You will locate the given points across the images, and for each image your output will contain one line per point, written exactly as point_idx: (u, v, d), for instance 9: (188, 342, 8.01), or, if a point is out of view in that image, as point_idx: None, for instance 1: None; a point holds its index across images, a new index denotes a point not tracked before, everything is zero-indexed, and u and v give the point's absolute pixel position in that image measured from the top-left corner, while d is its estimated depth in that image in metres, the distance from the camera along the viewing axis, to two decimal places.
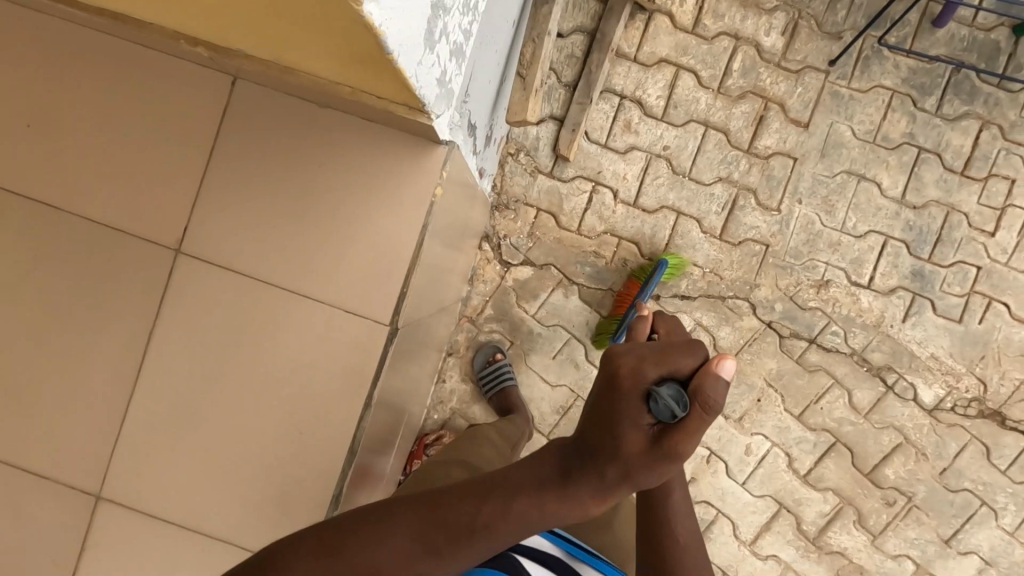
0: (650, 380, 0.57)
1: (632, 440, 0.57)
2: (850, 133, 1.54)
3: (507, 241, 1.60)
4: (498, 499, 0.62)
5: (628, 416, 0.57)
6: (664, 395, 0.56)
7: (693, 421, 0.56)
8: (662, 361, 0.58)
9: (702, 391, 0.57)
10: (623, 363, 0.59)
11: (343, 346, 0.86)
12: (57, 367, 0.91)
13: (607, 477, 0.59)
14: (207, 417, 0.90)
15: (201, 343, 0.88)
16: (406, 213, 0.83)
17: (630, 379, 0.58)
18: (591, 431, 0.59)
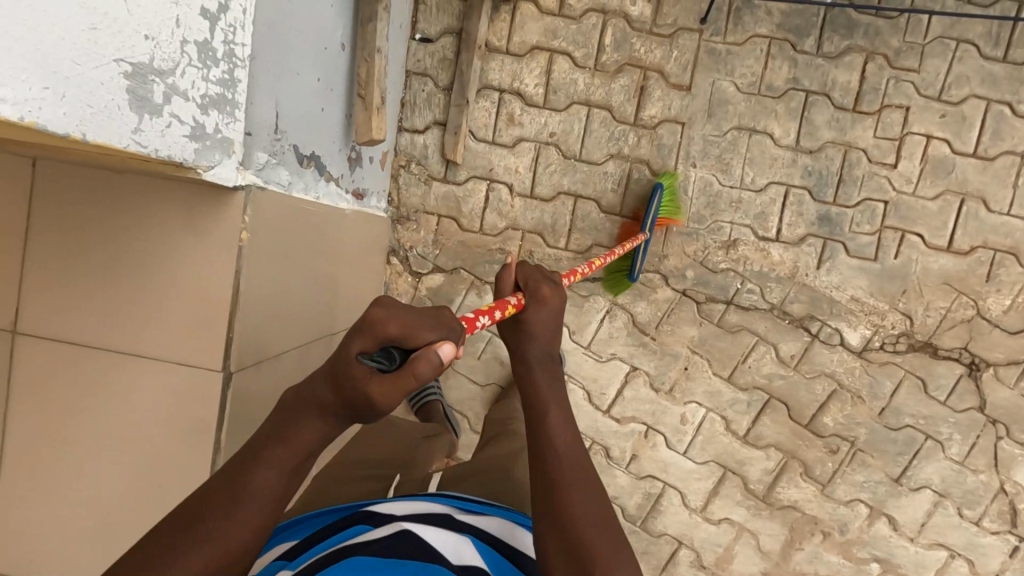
0: (378, 336, 0.56)
1: (345, 374, 0.56)
2: (733, 89, 1.52)
3: (414, 251, 1.62)
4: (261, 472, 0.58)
5: (353, 356, 0.56)
6: (388, 351, 0.57)
7: (396, 381, 0.55)
8: (402, 321, 0.57)
9: (421, 365, 0.55)
10: (368, 314, 0.57)
11: (183, 399, 0.86)
12: None
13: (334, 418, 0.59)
14: (71, 487, 0.88)
15: (49, 417, 0.87)
16: (218, 261, 0.84)
17: (366, 327, 0.57)
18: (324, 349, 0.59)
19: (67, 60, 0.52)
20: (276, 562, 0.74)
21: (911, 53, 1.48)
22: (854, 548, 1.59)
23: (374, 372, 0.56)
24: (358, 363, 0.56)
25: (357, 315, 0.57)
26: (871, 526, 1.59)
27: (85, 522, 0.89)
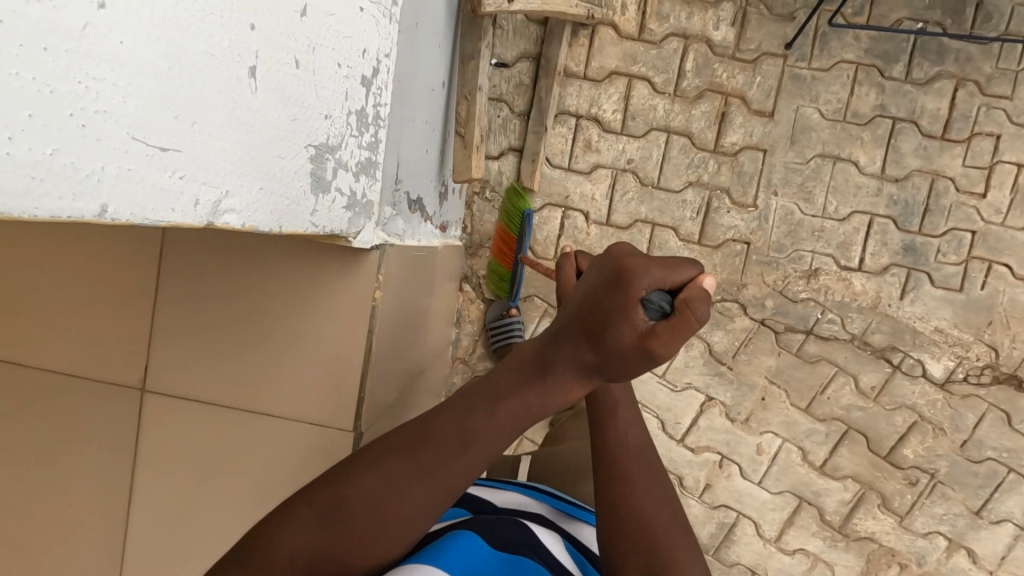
0: (651, 287, 0.62)
1: (631, 331, 0.62)
2: (817, 116, 1.49)
3: (486, 279, 1.61)
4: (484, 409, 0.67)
5: (632, 313, 0.62)
6: (659, 301, 0.62)
7: (684, 325, 0.60)
8: (665, 271, 0.63)
9: (698, 298, 0.61)
10: (632, 268, 0.63)
11: (313, 458, 0.85)
12: (44, 515, 0.91)
13: (585, 367, 0.66)
14: (199, 544, 0.88)
15: (178, 475, 0.87)
16: (351, 320, 0.83)
17: (637, 280, 0.62)
18: (592, 312, 0.64)
19: (275, 157, 0.52)
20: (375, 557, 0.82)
21: (1004, 80, 1.44)
22: None
23: (653, 320, 0.62)
24: (639, 313, 0.62)
25: (626, 267, 0.63)
26: (949, 559, 1.57)
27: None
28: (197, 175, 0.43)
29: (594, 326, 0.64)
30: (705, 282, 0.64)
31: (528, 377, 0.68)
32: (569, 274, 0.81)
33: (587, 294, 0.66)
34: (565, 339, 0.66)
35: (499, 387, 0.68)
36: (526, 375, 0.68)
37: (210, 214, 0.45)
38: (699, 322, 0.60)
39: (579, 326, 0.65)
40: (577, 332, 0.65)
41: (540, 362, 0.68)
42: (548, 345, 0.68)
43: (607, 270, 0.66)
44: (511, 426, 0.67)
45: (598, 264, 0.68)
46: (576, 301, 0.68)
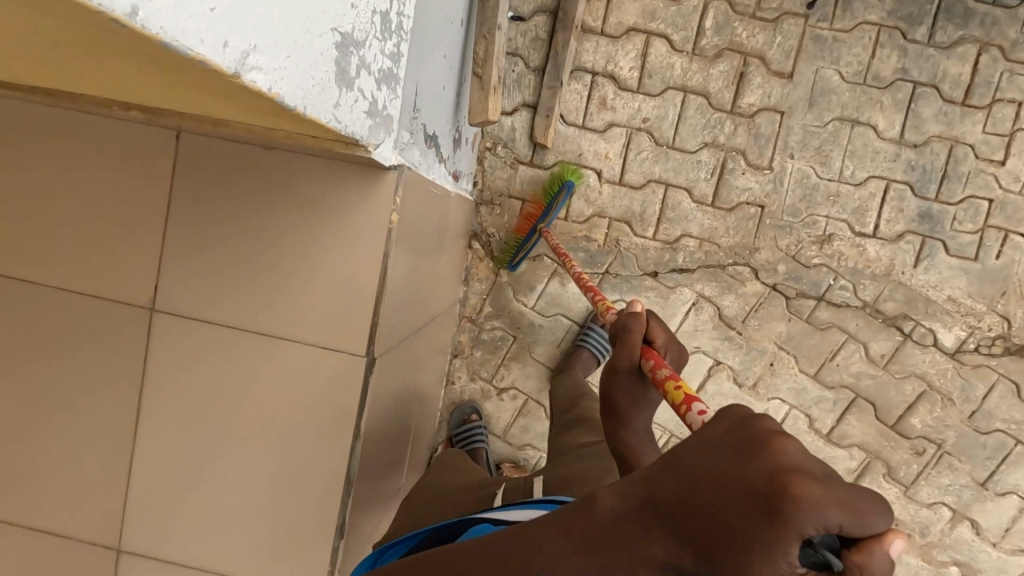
0: (817, 530, 0.44)
1: (770, 567, 0.46)
2: (837, 78, 1.47)
3: (496, 237, 1.59)
4: (525, 562, 0.58)
5: (785, 555, 0.44)
6: (821, 545, 0.46)
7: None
8: (847, 505, 0.45)
9: (873, 568, 0.46)
10: (780, 462, 0.47)
11: (325, 382, 0.84)
12: (48, 438, 0.88)
13: (669, 562, 0.52)
14: (208, 466, 0.87)
15: (188, 399, 0.86)
16: (367, 243, 0.81)
17: (805, 520, 0.44)
18: (699, 484, 0.50)
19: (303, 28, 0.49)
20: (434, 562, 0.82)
21: None
22: (934, 550, 1.58)
23: (806, 569, 0.46)
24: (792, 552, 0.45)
25: (770, 461, 0.47)
26: (953, 530, 1.57)
27: (221, 502, 0.87)
28: (227, 16, 0.38)
29: (701, 516, 0.49)
30: (889, 538, 0.48)
31: (593, 547, 0.55)
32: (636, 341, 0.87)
33: (703, 465, 0.51)
34: (655, 510, 0.52)
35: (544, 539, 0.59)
36: (595, 540, 0.55)
37: (238, 64, 0.42)
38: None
39: (681, 500, 0.51)
40: (668, 513, 0.51)
41: (621, 522, 0.54)
42: (639, 505, 0.54)
43: (758, 463, 0.48)
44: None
45: (741, 423, 0.52)
46: (702, 466, 0.51)
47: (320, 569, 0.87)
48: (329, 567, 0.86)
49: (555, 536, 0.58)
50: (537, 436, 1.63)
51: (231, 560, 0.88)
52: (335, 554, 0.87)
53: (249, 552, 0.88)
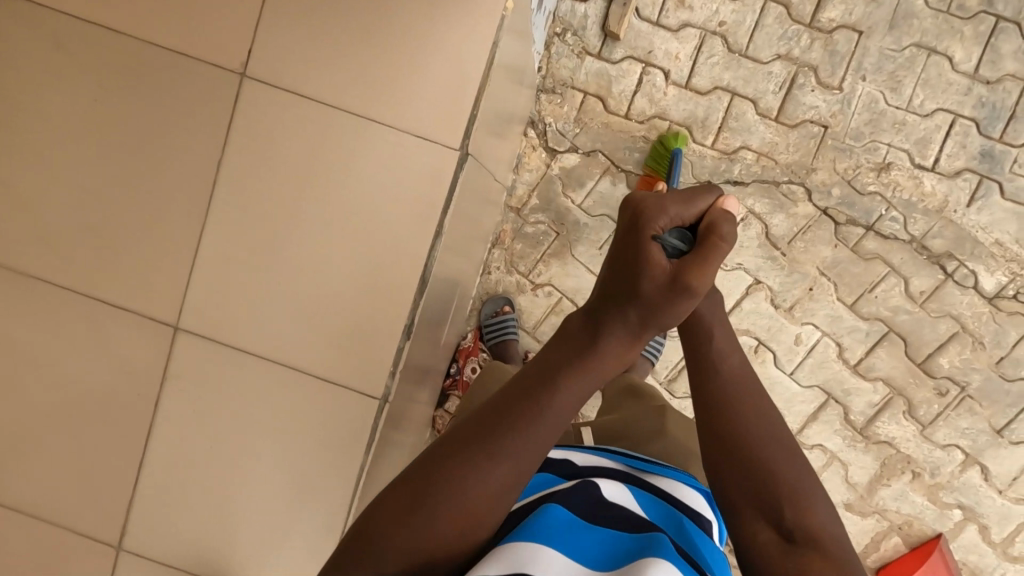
0: (661, 227, 0.69)
1: (659, 270, 0.66)
2: (921, 2, 1.44)
3: (553, 126, 1.56)
4: (546, 389, 0.66)
5: (651, 262, 0.66)
6: (676, 232, 0.71)
7: (712, 245, 0.67)
8: (682, 208, 0.71)
9: (718, 218, 0.71)
10: (656, 214, 0.70)
11: (412, 173, 0.81)
12: (119, 203, 0.85)
13: (631, 319, 0.67)
14: (278, 251, 0.84)
15: (266, 177, 0.83)
16: (477, 28, 0.78)
17: (653, 219, 0.69)
18: (614, 262, 0.70)
19: None
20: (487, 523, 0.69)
21: None
22: (941, 492, 1.60)
23: (672, 257, 0.70)
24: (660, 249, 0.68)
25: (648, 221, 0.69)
26: (963, 473, 1.59)
27: (288, 290, 0.85)
28: None
29: (624, 275, 0.68)
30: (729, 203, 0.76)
31: (584, 346, 0.68)
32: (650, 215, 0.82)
33: (611, 256, 0.71)
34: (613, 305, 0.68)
35: (550, 367, 0.67)
36: (581, 341, 0.68)
37: None
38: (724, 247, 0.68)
39: (613, 280, 0.69)
40: (618, 296, 0.68)
41: (590, 325, 0.69)
42: (596, 304, 0.70)
43: (630, 223, 0.70)
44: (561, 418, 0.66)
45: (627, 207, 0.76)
46: (609, 253, 0.72)
47: (381, 369, 0.85)
48: (391, 366, 0.85)
49: (545, 369, 0.67)
50: None
51: (291, 350, 0.86)
52: (399, 355, 0.85)
53: (309, 345, 0.86)
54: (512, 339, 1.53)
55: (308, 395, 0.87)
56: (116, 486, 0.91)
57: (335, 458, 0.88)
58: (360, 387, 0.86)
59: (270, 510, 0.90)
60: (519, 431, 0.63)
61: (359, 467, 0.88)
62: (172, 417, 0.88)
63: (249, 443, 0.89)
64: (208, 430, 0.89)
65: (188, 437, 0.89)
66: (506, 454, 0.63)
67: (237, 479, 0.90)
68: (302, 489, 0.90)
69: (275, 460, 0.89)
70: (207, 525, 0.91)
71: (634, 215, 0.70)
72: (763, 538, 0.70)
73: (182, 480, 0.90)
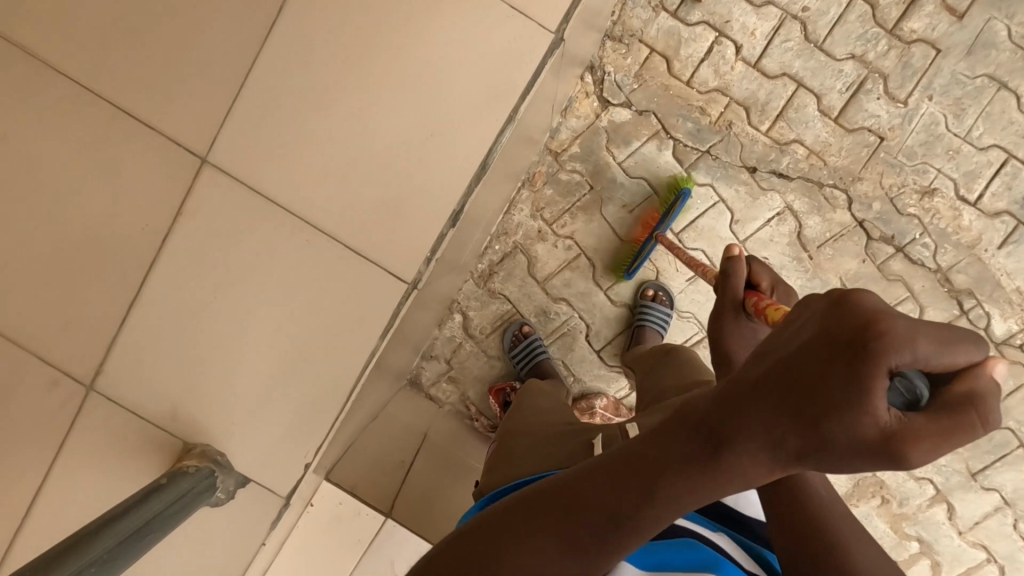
0: (900, 367, 0.43)
1: (871, 428, 0.43)
2: (1005, 34, 1.42)
3: (611, 76, 1.49)
4: (639, 485, 0.58)
5: (878, 400, 0.43)
6: (907, 379, 0.45)
7: (959, 420, 0.44)
8: (938, 343, 0.43)
9: (982, 396, 0.44)
10: (891, 335, 0.42)
11: (496, 57, 0.90)
12: (179, 32, 0.89)
13: (785, 446, 0.49)
14: (349, 103, 0.90)
15: (352, 34, 0.89)
16: None
17: (895, 352, 0.42)
18: (796, 386, 0.47)
19: None
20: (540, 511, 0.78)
21: None
22: (904, 522, 1.62)
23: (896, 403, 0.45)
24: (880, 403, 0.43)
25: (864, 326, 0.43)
26: (929, 508, 1.61)
27: (348, 143, 0.91)
28: None
29: (814, 404, 0.46)
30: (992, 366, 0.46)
31: (701, 448, 0.54)
32: (739, 292, 0.70)
33: (783, 360, 0.48)
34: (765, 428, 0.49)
35: (657, 461, 0.58)
36: (696, 443, 0.55)
37: None
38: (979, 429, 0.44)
39: (784, 396, 0.48)
40: (776, 415, 0.48)
41: (715, 429, 0.53)
42: (725, 407, 0.53)
43: (841, 319, 0.45)
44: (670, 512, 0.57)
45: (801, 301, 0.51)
46: (777, 353, 0.49)
47: (420, 248, 0.94)
48: (430, 246, 0.94)
49: (640, 466, 0.59)
50: (576, 295, 1.58)
51: (330, 203, 0.92)
52: (440, 239, 0.94)
53: (352, 202, 0.92)
54: (548, 359, 1.53)
55: (333, 251, 0.93)
56: (121, 304, 0.93)
57: (348, 315, 0.95)
58: (393, 249, 0.93)
59: (269, 358, 0.95)
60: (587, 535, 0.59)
61: (371, 349, 0.96)
62: (186, 248, 0.92)
63: (260, 287, 0.93)
64: (224, 268, 0.93)
65: (202, 270, 0.92)
66: (587, 537, 0.59)
67: (241, 320, 0.94)
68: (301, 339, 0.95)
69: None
70: (197, 359, 0.95)
71: (848, 311, 0.45)
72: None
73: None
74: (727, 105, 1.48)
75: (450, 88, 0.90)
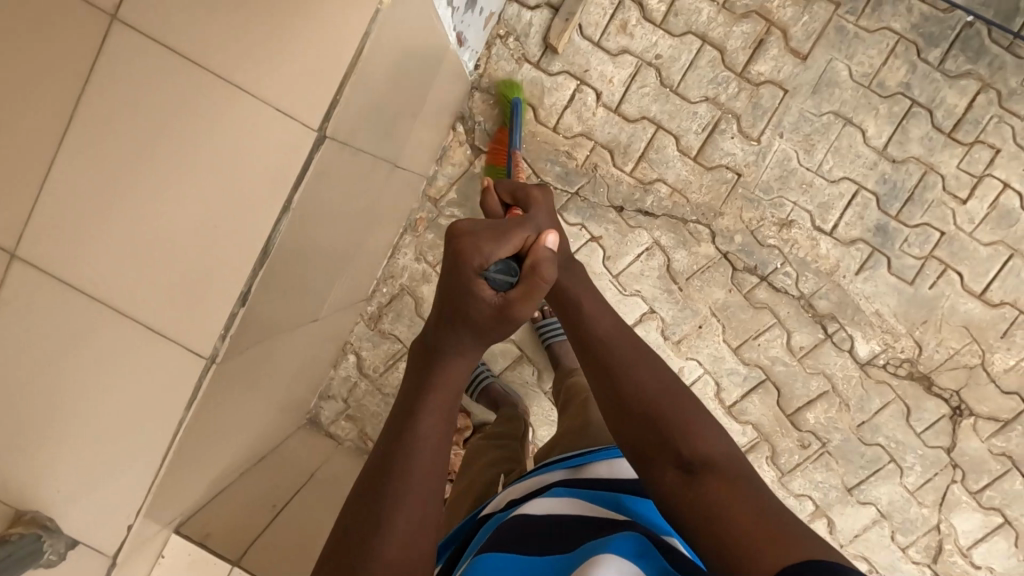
0: (482, 266, 0.70)
1: (491, 314, 0.70)
2: (846, 73, 1.50)
3: (481, 126, 1.58)
4: (419, 403, 0.72)
5: (477, 295, 0.69)
6: (501, 269, 0.71)
7: (534, 280, 0.70)
8: (496, 241, 0.72)
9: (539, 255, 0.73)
10: (465, 251, 0.71)
11: (272, 142, 0.83)
12: None
13: (477, 332, 0.71)
14: (134, 194, 0.86)
15: (130, 122, 0.84)
16: (350, 18, 0.79)
17: (474, 262, 0.70)
18: (455, 308, 0.71)
19: None
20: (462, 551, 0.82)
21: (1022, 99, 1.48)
22: None
23: (503, 287, 0.71)
24: (483, 294, 0.70)
25: (457, 260, 0.70)
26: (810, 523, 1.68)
27: (139, 235, 0.87)
28: None
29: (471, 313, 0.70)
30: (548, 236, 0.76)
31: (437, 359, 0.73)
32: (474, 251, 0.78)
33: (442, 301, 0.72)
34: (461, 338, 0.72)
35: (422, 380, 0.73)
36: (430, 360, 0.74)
37: None
38: (546, 282, 0.71)
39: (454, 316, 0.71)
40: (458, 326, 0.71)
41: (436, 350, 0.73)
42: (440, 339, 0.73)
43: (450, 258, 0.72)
44: (445, 408, 0.73)
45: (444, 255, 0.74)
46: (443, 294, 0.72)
47: (212, 330, 0.88)
48: (222, 329, 0.88)
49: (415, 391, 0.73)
50: None
51: (127, 297, 0.88)
52: (232, 320, 0.88)
53: (147, 295, 0.88)
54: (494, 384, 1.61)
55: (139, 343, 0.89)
56: None
57: (158, 408, 0.90)
58: (189, 341, 0.88)
59: (93, 449, 0.93)
60: (410, 463, 0.69)
61: (178, 421, 0.91)
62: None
63: (77, 381, 0.91)
64: (34, 361, 0.90)
65: (16, 364, 0.90)
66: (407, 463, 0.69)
67: (62, 413, 0.92)
68: (120, 430, 0.92)
69: (103, 397, 0.91)
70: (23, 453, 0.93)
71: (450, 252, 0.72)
72: (668, 480, 0.75)
73: (7, 402, 0.91)
74: (591, 148, 1.56)
75: (236, 174, 0.84)
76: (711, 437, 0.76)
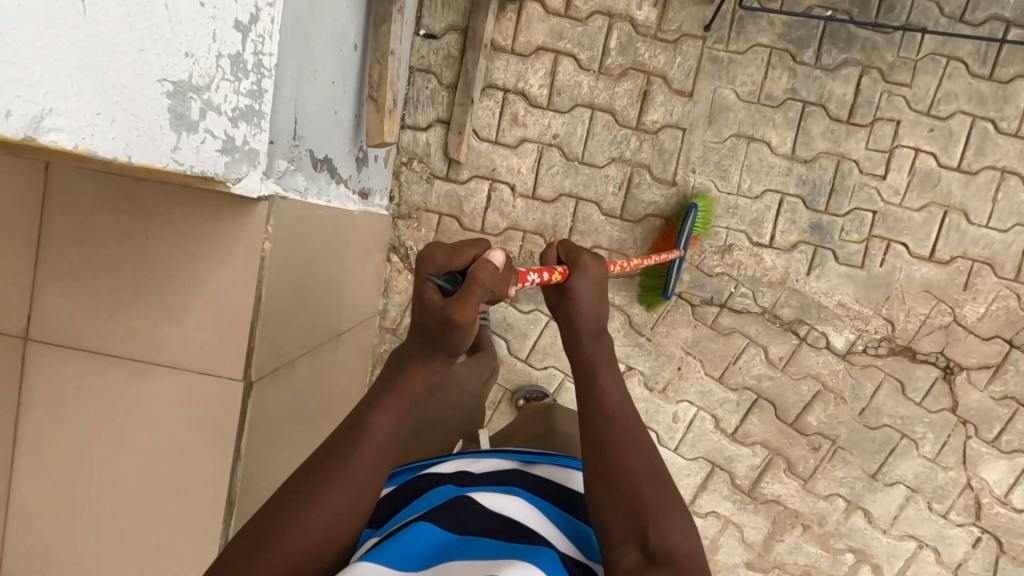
0: (441, 271, 0.67)
1: (433, 326, 0.65)
2: (734, 97, 1.55)
3: (414, 250, 1.62)
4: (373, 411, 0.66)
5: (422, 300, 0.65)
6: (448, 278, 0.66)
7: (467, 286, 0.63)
8: (447, 256, 0.67)
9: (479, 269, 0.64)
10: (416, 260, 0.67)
11: (203, 404, 0.89)
12: None
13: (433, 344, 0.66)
14: (100, 478, 0.94)
15: (78, 419, 0.92)
16: (238, 275, 0.84)
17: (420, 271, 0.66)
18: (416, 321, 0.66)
19: (116, 72, 0.52)
20: (365, 532, 0.71)
21: (904, 69, 1.53)
22: (832, 539, 1.69)
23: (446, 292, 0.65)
24: (429, 293, 0.65)
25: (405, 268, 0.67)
26: (847, 519, 1.69)
27: (115, 511, 0.94)
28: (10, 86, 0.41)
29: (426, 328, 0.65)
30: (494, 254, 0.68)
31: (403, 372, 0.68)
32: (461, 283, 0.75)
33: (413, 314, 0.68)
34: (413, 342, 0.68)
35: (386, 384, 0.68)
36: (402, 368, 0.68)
37: (31, 128, 0.44)
38: (481, 283, 0.63)
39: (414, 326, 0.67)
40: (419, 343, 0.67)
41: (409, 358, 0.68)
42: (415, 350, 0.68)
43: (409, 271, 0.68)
44: (393, 427, 0.66)
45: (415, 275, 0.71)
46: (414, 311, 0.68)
47: None
48: None
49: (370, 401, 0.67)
50: None
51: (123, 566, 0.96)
52: None
53: (140, 560, 0.95)
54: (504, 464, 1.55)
55: None
56: None
57: None
58: None
59: None
60: (347, 470, 0.64)
61: None
62: None
63: None
64: None
65: None
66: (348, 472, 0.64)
67: None
68: None
69: None
70: None
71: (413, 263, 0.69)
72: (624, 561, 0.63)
73: None
74: (523, 237, 1.61)
75: (181, 439, 0.91)
76: (680, 535, 0.65)
